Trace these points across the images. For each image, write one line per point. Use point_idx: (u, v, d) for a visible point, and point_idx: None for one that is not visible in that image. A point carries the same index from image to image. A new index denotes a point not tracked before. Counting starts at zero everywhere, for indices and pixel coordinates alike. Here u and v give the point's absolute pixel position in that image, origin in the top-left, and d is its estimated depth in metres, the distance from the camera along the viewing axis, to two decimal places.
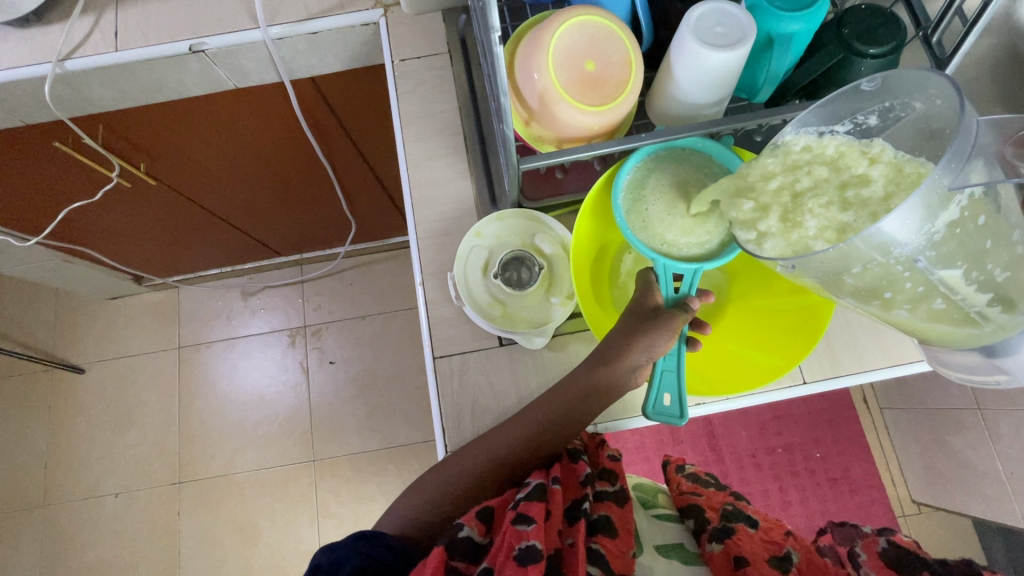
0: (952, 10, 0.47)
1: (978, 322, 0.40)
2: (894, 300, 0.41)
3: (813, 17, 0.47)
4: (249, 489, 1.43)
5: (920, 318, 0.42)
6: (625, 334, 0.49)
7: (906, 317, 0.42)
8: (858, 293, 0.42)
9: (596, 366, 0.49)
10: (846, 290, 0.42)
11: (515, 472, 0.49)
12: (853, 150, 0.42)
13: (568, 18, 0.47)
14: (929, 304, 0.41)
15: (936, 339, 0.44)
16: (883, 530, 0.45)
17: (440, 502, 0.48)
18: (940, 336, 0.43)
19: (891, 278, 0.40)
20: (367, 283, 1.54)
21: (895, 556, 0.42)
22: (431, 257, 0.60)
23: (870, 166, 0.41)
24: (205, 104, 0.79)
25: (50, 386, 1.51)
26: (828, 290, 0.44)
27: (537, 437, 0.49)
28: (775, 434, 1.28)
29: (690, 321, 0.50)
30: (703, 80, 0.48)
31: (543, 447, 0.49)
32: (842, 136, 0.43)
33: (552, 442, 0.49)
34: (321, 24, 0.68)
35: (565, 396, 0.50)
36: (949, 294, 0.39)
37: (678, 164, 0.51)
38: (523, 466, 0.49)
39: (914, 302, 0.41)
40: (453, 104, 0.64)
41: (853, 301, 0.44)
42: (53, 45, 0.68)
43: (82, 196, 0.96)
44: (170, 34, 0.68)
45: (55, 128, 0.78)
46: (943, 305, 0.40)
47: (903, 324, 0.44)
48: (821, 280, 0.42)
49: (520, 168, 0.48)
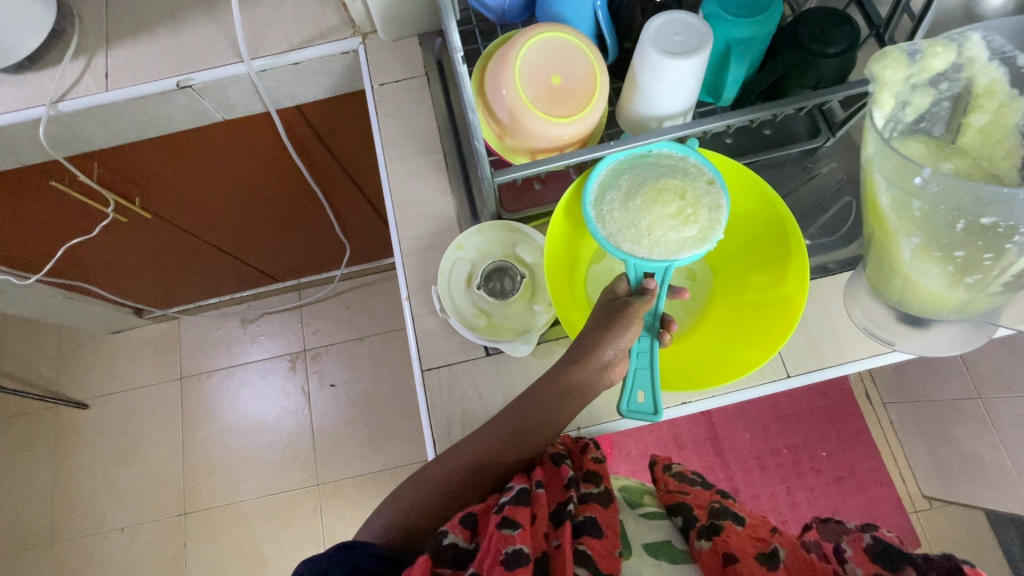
0: (900, 9, 0.48)
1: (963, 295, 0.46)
2: (942, 255, 0.44)
3: (768, 22, 0.49)
4: (254, 516, 1.43)
5: (945, 282, 0.45)
6: (594, 330, 0.49)
7: (932, 277, 0.46)
8: (940, 233, 0.43)
9: (568, 365, 0.49)
10: (926, 223, 0.43)
11: (498, 475, 0.49)
12: (997, 95, 0.46)
13: (532, 36, 0.49)
14: (965, 276, 0.44)
15: (905, 304, 0.50)
16: (866, 525, 0.44)
17: (423, 507, 0.49)
18: (928, 302, 0.48)
19: (969, 236, 0.42)
20: (364, 304, 1.55)
21: (881, 551, 0.41)
22: (416, 273, 0.61)
23: (990, 121, 0.46)
24: (195, 136, 0.81)
25: (54, 423, 1.52)
26: (908, 222, 0.44)
27: (515, 441, 0.49)
28: (779, 435, 1.27)
29: (654, 311, 0.50)
30: (664, 87, 0.50)
31: (525, 449, 0.50)
32: (1002, 69, 0.46)
33: (535, 445, 0.50)
34: (301, 54, 0.70)
35: (544, 396, 0.50)
36: (984, 272, 0.43)
37: (647, 168, 0.52)
38: (505, 467, 0.49)
39: (950, 266, 0.44)
40: (432, 124, 0.66)
41: (911, 244, 0.45)
42: (47, 88, 0.71)
43: (79, 232, 0.98)
44: (158, 72, 0.71)
45: (52, 168, 0.80)
46: (971, 280, 0.44)
47: (916, 281, 0.47)
48: (929, 209, 0.42)
49: (495, 180, 0.51)
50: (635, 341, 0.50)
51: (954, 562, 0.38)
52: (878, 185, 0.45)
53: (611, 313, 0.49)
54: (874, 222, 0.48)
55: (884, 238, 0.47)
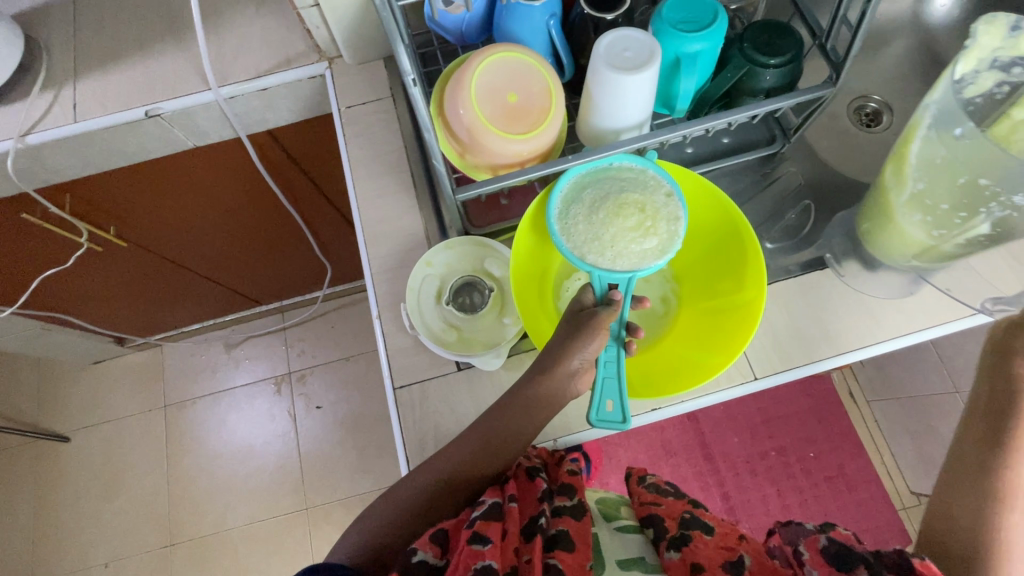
0: (838, 20, 0.50)
1: (923, 245, 0.50)
2: (929, 204, 0.47)
3: (713, 36, 0.51)
4: (242, 544, 1.40)
5: (919, 227, 0.49)
6: (558, 342, 0.50)
7: (911, 221, 0.49)
8: (936, 185, 0.46)
9: (536, 376, 0.50)
10: (935, 172, 0.46)
11: (469, 489, 0.49)
12: None
13: (486, 56, 0.51)
14: (932, 227, 0.48)
15: (874, 242, 0.55)
16: (822, 525, 0.44)
17: (392, 523, 0.47)
18: (896, 246, 0.53)
19: (964, 192, 0.45)
20: (349, 324, 1.55)
21: (835, 552, 0.41)
22: (386, 291, 0.61)
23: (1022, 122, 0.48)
24: (167, 163, 0.82)
25: (35, 458, 1.49)
26: (918, 166, 0.47)
27: (484, 454, 0.49)
28: (767, 437, 1.28)
29: (620, 320, 0.51)
30: (619, 100, 0.51)
31: (496, 462, 0.50)
32: None
33: (505, 458, 0.50)
34: (269, 80, 0.71)
35: (513, 406, 0.50)
36: (950, 229, 0.47)
37: (608, 180, 0.53)
38: (475, 480, 0.49)
39: (930, 216, 0.48)
40: (399, 144, 0.67)
41: (911, 189, 0.48)
42: (14, 122, 0.71)
43: (53, 263, 0.98)
44: (125, 102, 0.71)
45: (23, 200, 0.80)
46: (932, 232, 0.48)
47: (897, 222, 0.51)
48: (946, 160, 0.45)
49: (457, 197, 0.51)
50: (601, 351, 0.50)
51: (903, 556, 0.39)
52: (918, 131, 0.47)
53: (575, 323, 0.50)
54: (892, 166, 0.50)
55: (891, 181, 0.50)
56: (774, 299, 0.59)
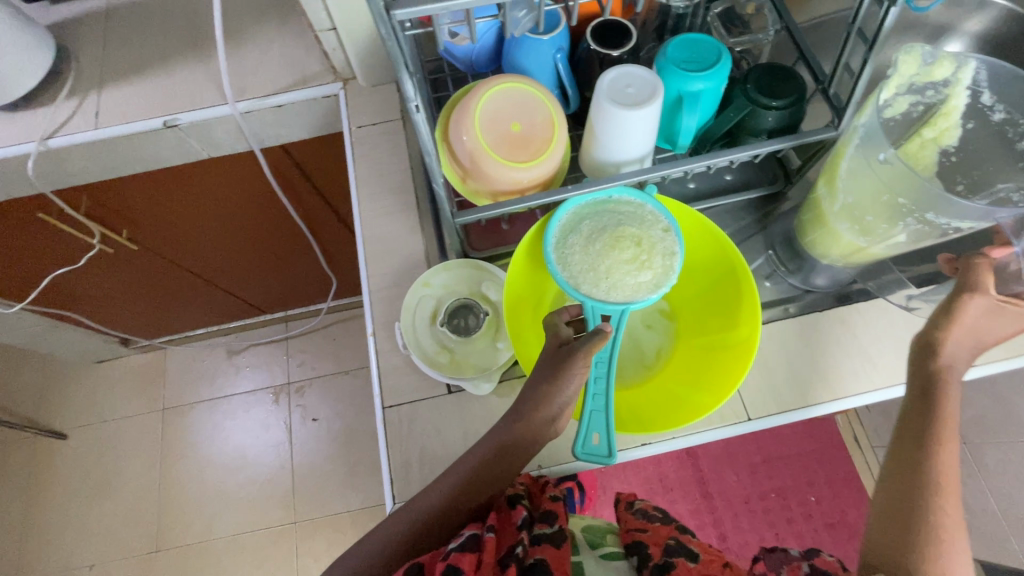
0: (840, 66, 0.51)
1: (850, 250, 0.52)
2: (857, 214, 0.49)
3: (716, 76, 0.51)
4: (228, 556, 1.38)
5: (845, 235, 0.51)
6: (540, 379, 0.48)
7: (839, 229, 0.51)
8: (860, 199, 0.48)
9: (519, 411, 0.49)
10: (862, 187, 0.48)
11: (448, 527, 0.47)
12: (948, 117, 0.51)
13: (491, 86, 0.52)
14: (853, 234, 0.50)
15: (808, 243, 0.57)
16: (807, 553, 0.47)
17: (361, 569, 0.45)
18: (826, 250, 0.55)
19: (887, 209, 0.47)
20: (351, 337, 1.56)
21: None
22: (382, 309, 0.62)
23: (930, 140, 0.51)
24: (181, 172, 0.84)
25: (31, 454, 1.50)
26: (845, 179, 0.49)
27: (462, 493, 0.48)
28: (767, 478, 1.25)
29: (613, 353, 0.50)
30: (619, 134, 0.52)
31: (478, 496, 0.48)
32: (966, 100, 0.51)
33: (489, 491, 0.48)
34: (284, 98, 0.74)
35: (499, 440, 0.49)
36: (874, 238, 0.49)
37: (608, 212, 0.53)
38: (454, 516, 0.47)
39: (855, 225, 0.50)
40: (405, 164, 0.68)
41: (839, 200, 0.50)
42: (38, 125, 0.73)
43: (65, 263, 1.00)
44: (146, 112, 0.74)
45: (41, 201, 0.83)
46: (854, 238, 0.51)
47: (828, 229, 0.52)
48: (867, 177, 0.47)
49: (457, 222, 0.52)
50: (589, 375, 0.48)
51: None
52: (846, 149, 0.49)
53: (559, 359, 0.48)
54: (824, 178, 0.52)
55: (824, 192, 0.52)
56: (772, 338, 0.58)
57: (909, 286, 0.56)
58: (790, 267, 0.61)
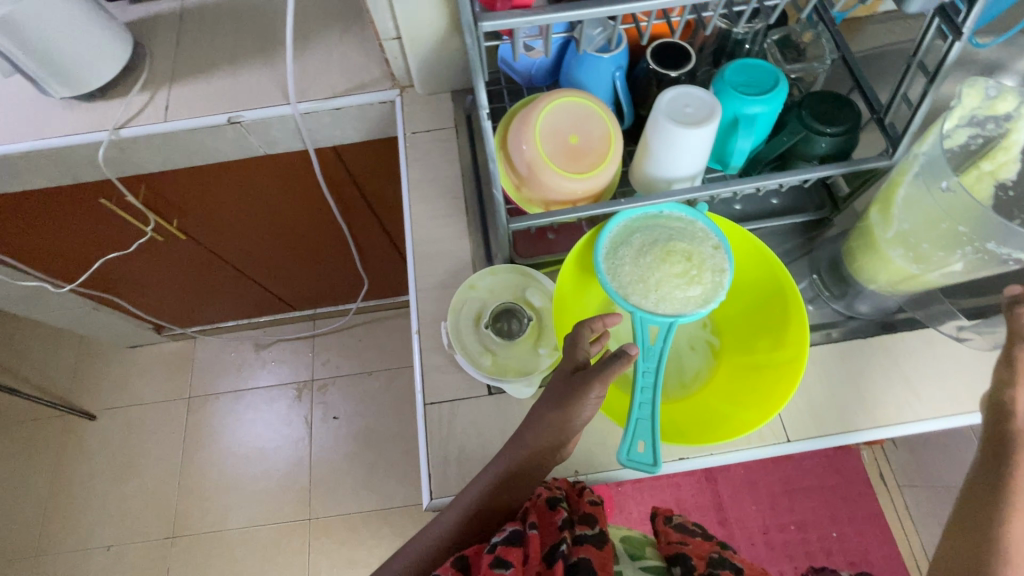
0: (898, 96, 0.52)
1: (903, 278, 0.53)
2: (912, 242, 0.50)
3: (773, 101, 0.53)
4: (241, 547, 1.40)
5: (899, 263, 0.51)
6: (566, 396, 0.48)
7: (893, 257, 0.52)
8: (918, 226, 0.49)
9: (544, 417, 0.49)
10: (919, 216, 0.48)
11: (487, 528, 0.50)
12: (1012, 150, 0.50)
13: (553, 99, 0.53)
14: (908, 262, 0.51)
15: (857, 271, 0.57)
16: None
17: (418, 561, 0.50)
18: (877, 277, 0.55)
19: (944, 237, 0.47)
20: (376, 339, 1.58)
21: None
22: (428, 309, 0.63)
23: (988, 173, 0.51)
24: (236, 167, 0.88)
25: (60, 431, 1.54)
26: (902, 208, 0.50)
27: (500, 488, 0.50)
28: (787, 510, 1.23)
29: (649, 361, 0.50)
30: (675, 151, 0.53)
31: (510, 498, 0.50)
32: None
33: (520, 494, 0.51)
34: (344, 101, 0.77)
35: (518, 452, 0.50)
36: (929, 267, 0.50)
37: (659, 227, 0.54)
38: (490, 518, 0.50)
39: (909, 253, 0.50)
40: (457, 171, 0.71)
41: (895, 229, 0.51)
42: (112, 116, 0.78)
43: (117, 247, 1.04)
44: (212, 108, 0.77)
45: (104, 186, 0.87)
46: (909, 266, 0.51)
47: (880, 256, 0.53)
48: (927, 206, 0.47)
49: (511, 227, 0.54)
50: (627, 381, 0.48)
51: None
52: (905, 177, 0.50)
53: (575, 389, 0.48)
54: (877, 207, 0.53)
55: (876, 219, 0.52)
56: (813, 362, 0.58)
57: (961, 318, 0.55)
58: (834, 292, 0.60)
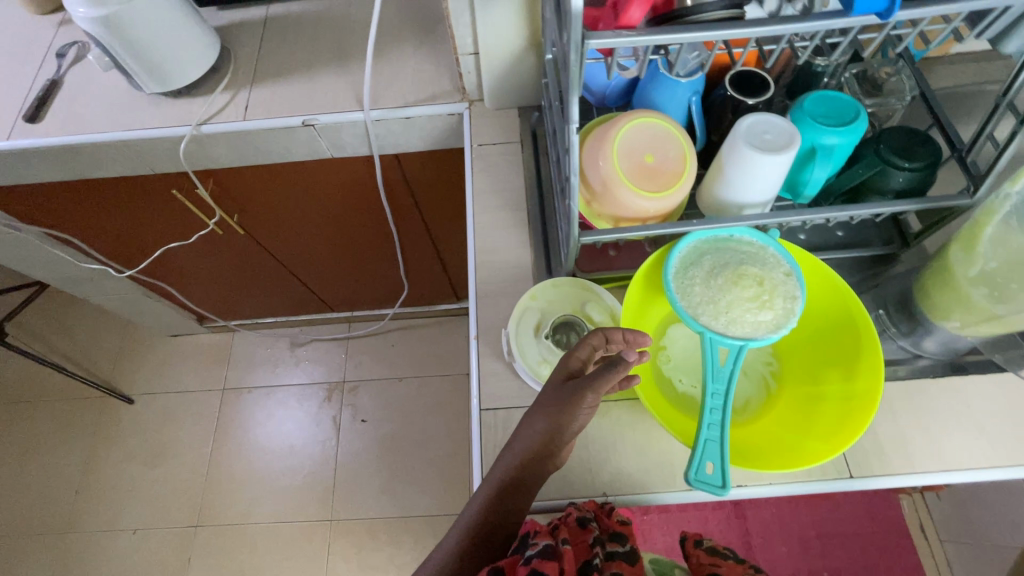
0: (983, 136, 0.52)
1: (981, 319, 0.51)
2: (999, 282, 0.49)
3: (853, 133, 0.53)
4: (262, 542, 1.41)
5: (981, 303, 0.50)
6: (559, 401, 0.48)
7: (975, 296, 0.50)
8: (1009, 266, 0.48)
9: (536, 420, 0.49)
10: (1010, 255, 0.48)
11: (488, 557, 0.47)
12: None
13: (631, 119, 0.54)
14: (993, 302, 0.49)
15: (927, 309, 0.56)
16: None
17: None
18: (948, 316, 0.54)
19: None
20: (408, 346, 1.60)
21: None
22: (487, 316, 0.64)
23: None
24: (303, 168, 0.91)
25: (99, 412, 1.58)
26: (993, 245, 0.49)
27: (496, 506, 0.48)
28: (820, 555, 1.18)
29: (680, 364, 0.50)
30: (751, 176, 0.53)
31: (507, 520, 0.48)
32: None
33: (516, 515, 0.48)
34: (414, 111, 0.79)
35: (519, 447, 0.49)
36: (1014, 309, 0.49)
37: (729, 251, 0.54)
38: (498, 537, 0.48)
39: (994, 293, 0.49)
40: (520, 184, 0.72)
41: (981, 267, 0.50)
42: (196, 112, 0.82)
43: (179, 237, 1.08)
44: (288, 110, 0.81)
45: (178, 178, 0.91)
46: (991, 307, 0.50)
47: (960, 295, 0.52)
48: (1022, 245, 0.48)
49: (580, 240, 0.55)
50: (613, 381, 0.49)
51: None
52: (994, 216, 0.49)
53: (563, 394, 0.48)
54: (957, 245, 0.52)
55: (956, 257, 0.52)
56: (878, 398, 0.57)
57: None
58: (901, 328, 0.59)
